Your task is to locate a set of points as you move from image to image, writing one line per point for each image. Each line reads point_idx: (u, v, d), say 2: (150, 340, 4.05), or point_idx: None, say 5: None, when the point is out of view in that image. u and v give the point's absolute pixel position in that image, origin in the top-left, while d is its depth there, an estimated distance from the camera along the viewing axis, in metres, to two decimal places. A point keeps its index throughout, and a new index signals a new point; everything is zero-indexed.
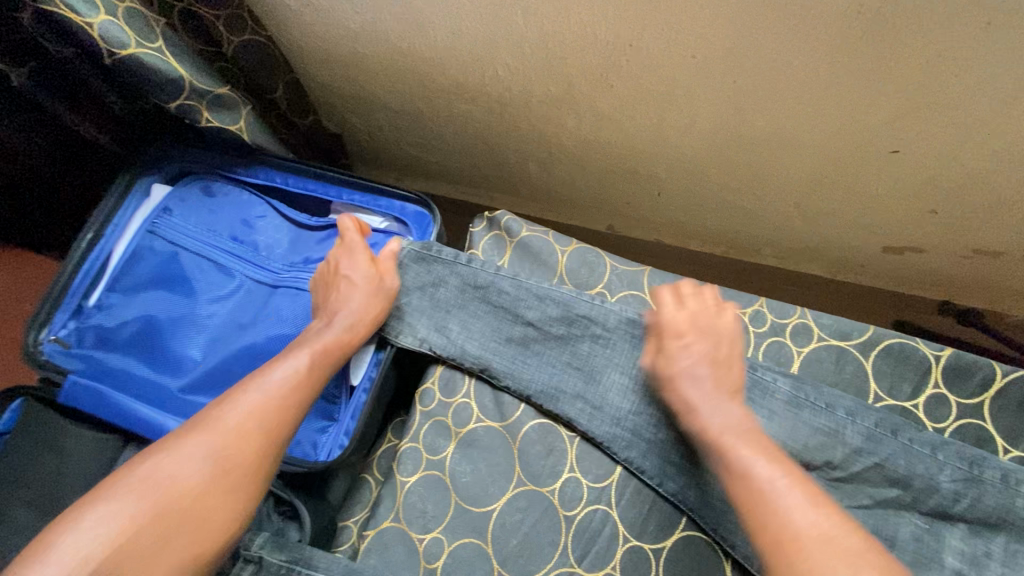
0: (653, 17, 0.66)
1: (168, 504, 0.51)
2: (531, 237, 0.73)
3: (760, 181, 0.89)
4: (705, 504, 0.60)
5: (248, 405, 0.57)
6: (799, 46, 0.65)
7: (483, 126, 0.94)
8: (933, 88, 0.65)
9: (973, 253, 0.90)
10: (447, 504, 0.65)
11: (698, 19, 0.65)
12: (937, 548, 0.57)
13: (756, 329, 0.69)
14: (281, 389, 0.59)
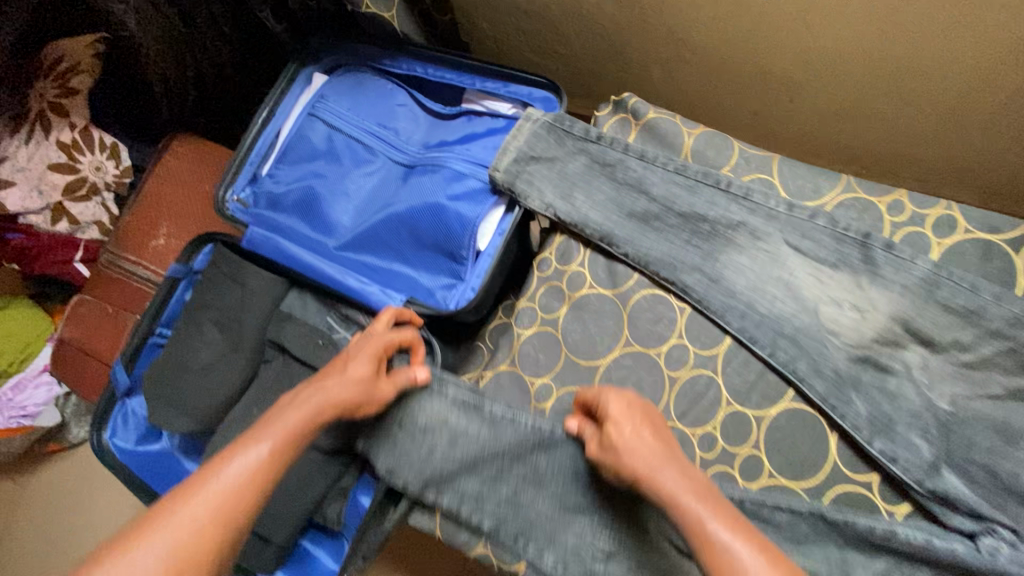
0: None
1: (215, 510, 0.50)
2: (658, 118, 0.75)
3: (909, 79, 0.82)
4: (813, 374, 0.62)
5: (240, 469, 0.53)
6: None
7: (610, 25, 0.95)
8: None
9: None
10: (558, 356, 0.71)
11: None
12: None
13: (893, 217, 0.65)
14: (264, 461, 0.54)
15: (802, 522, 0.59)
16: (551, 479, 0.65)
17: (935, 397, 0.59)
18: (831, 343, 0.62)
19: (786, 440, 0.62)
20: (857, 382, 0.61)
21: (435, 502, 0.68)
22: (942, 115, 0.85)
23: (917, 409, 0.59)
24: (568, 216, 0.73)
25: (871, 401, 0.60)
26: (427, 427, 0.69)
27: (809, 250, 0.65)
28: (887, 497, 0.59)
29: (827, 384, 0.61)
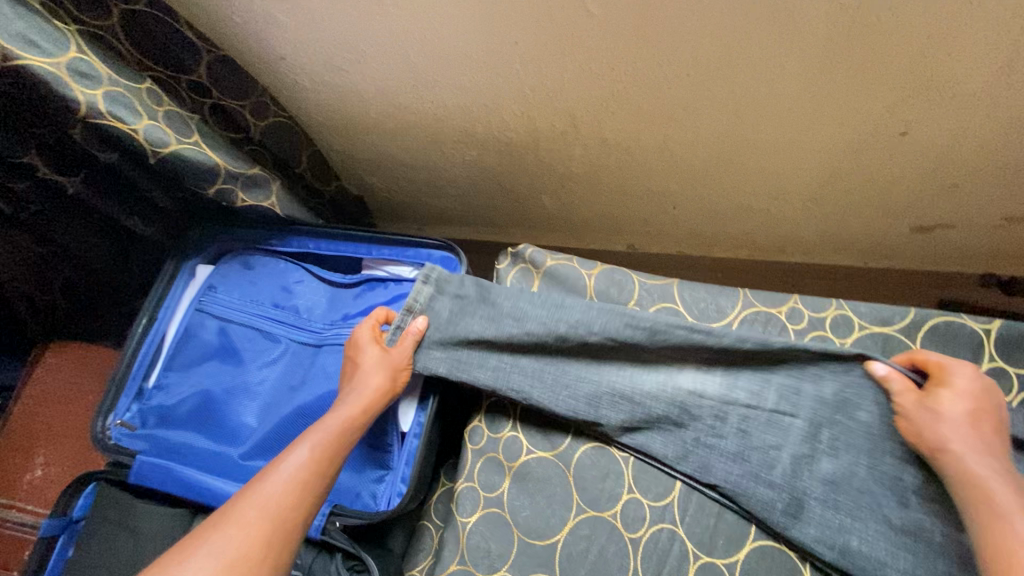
0: (645, 52, 0.69)
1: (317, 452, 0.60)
2: (556, 264, 0.76)
3: (772, 184, 0.90)
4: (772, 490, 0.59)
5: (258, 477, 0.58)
6: (788, 49, 0.66)
7: (495, 169, 0.99)
8: (933, 69, 0.65)
9: (1000, 222, 0.89)
10: (510, 539, 0.65)
11: (684, 47, 0.68)
12: None
13: (794, 326, 0.68)
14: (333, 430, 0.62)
15: (793, 505, 0.59)
16: (627, 387, 0.65)
17: (888, 461, 0.58)
18: (776, 424, 0.61)
19: None
20: (812, 457, 0.60)
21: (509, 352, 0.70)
22: (807, 206, 0.94)
23: (872, 465, 0.58)
24: (492, 348, 0.71)
25: (829, 498, 0.58)
26: (457, 336, 0.71)
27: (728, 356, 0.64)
28: None
29: (786, 469, 0.60)
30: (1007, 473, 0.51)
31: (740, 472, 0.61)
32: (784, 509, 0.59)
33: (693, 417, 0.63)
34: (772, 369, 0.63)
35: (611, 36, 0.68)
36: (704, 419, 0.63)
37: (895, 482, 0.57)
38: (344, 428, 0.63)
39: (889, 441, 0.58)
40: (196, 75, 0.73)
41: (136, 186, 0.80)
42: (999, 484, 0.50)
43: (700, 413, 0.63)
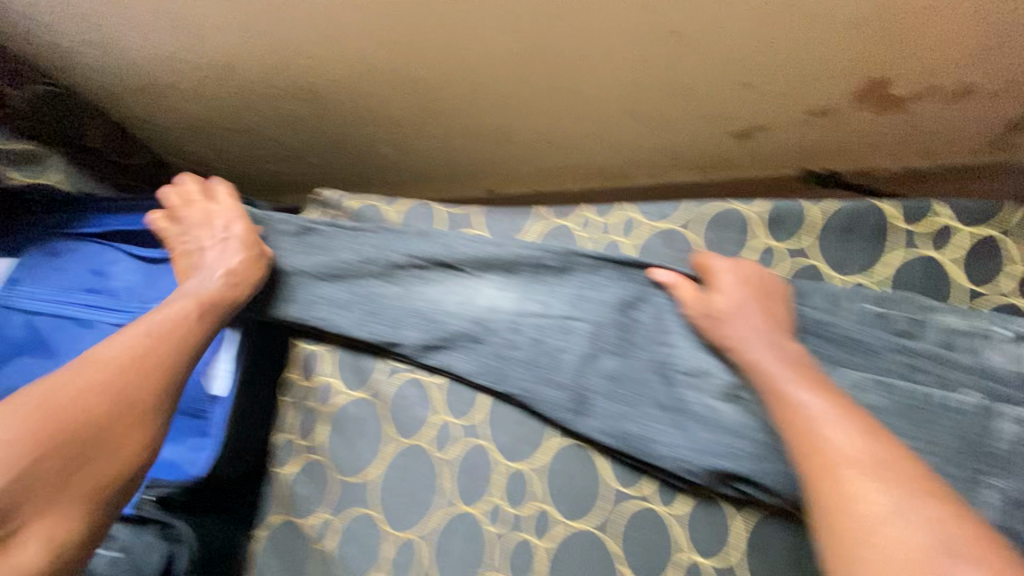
0: None
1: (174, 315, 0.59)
2: (359, 204, 0.74)
3: (584, 102, 0.90)
4: (558, 395, 0.61)
5: (130, 342, 0.56)
6: None
7: (318, 123, 0.96)
8: None
9: (805, 116, 0.93)
10: (328, 482, 0.65)
11: None
12: None
13: (586, 233, 0.70)
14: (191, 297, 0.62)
15: (576, 403, 0.61)
16: (429, 311, 0.66)
17: (660, 346, 0.61)
18: (564, 329, 0.64)
19: (563, 480, 0.60)
20: (596, 355, 0.62)
21: (317, 286, 0.69)
22: (629, 123, 0.95)
23: (647, 355, 0.61)
24: (300, 283, 0.69)
25: (609, 395, 0.60)
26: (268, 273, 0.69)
27: (525, 271, 0.67)
28: (669, 498, 0.58)
29: (572, 369, 0.62)
30: (786, 353, 0.54)
31: (530, 377, 0.63)
32: (568, 408, 0.61)
33: (490, 333, 0.65)
34: (564, 274, 0.66)
35: None
36: (501, 334, 0.65)
37: (666, 359, 0.60)
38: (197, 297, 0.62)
39: (661, 330, 0.62)
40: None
41: None
42: (784, 370, 0.52)
43: (497, 327, 0.65)
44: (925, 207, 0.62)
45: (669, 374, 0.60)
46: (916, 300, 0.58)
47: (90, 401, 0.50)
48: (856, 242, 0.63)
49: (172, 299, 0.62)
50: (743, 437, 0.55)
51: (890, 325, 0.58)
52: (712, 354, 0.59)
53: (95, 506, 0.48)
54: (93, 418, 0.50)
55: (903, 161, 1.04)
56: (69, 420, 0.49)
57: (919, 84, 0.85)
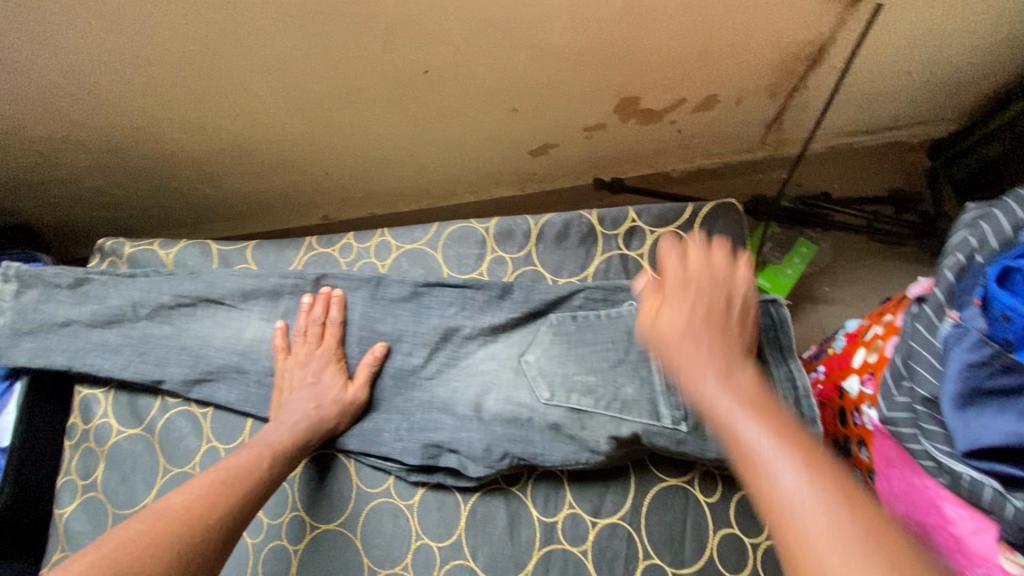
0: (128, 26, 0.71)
1: (289, 434, 0.62)
2: (136, 251, 0.78)
3: (378, 136, 0.98)
4: None
5: (201, 487, 0.53)
6: (253, 12, 0.70)
7: (130, 170, 1.00)
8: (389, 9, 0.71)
9: (584, 132, 1.02)
10: (104, 518, 0.68)
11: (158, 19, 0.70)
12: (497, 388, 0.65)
13: (345, 259, 0.76)
14: (293, 421, 0.63)
15: None
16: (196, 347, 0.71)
17: (399, 356, 0.69)
18: None
19: (318, 486, 0.67)
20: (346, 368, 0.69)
21: (90, 335, 0.73)
22: (428, 150, 1.03)
23: (386, 366, 0.68)
24: (73, 333, 0.73)
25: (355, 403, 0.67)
26: (42, 328, 0.73)
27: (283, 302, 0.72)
28: (407, 492, 0.66)
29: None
30: (771, 419, 0.41)
31: None
32: None
33: (254, 361, 0.70)
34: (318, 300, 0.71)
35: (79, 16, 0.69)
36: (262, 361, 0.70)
37: (401, 366, 0.68)
38: (302, 411, 0.64)
39: (400, 340, 0.69)
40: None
41: None
42: (744, 408, 0.42)
43: (261, 355, 0.71)
44: (622, 214, 0.72)
45: (404, 382, 0.68)
46: (607, 286, 0.66)
47: (217, 511, 0.51)
48: (571, 248, 0.72)
49: (266, 439, 0.61)
50: (456, 424, 0.64)
51: (586, 305, 0.66)
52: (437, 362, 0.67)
53: (225, 510, 0.51)
54: (198, 541, 0.48)
55: (690, 162, 1.16)
56: (152, 554, 0.45)
57: (666, 99, 0.96)
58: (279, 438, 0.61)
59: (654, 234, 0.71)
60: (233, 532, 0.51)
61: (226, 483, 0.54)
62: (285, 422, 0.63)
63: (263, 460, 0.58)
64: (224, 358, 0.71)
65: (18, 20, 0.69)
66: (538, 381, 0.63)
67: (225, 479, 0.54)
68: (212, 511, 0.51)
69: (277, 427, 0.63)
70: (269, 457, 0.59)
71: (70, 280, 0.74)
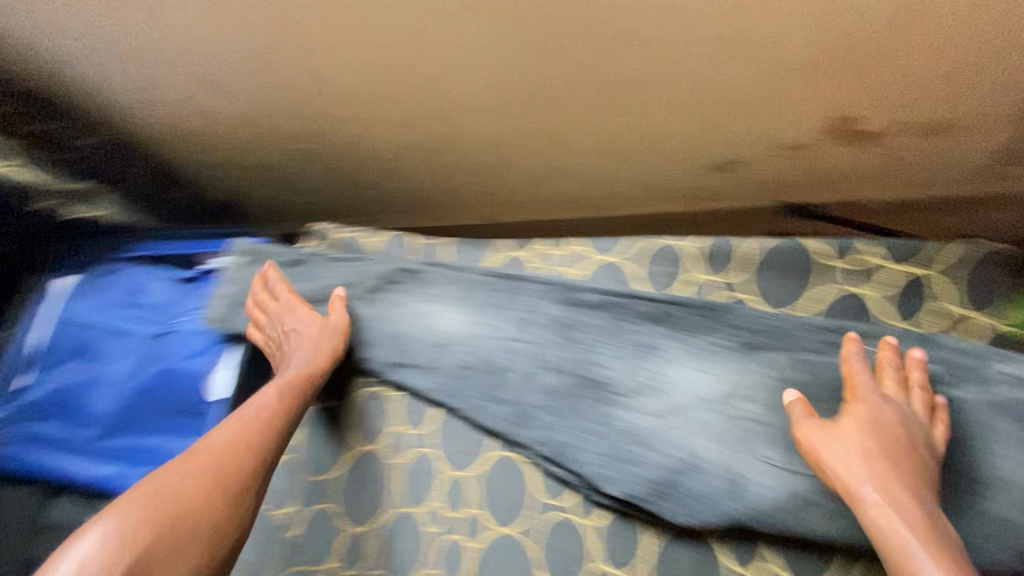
0: (377, 24, 0.78)
1: (291, 383, 0.68)
2: (347, 237, 0.85)
3: (564, 141, 0.98)
4: (485, 411, 0.69)
5: (225, 431, 0.60)
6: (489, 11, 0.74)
7: (332, 163, 1.09)
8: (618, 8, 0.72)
9: (777, 151, 0.96)
10: (298, 481, 0.74)
11: (405, 18, 0.77)
12: (702, 420, 0.62)
13: (535, 265, 0.77)
14: (303, 369, 0.70)
15: (512, 415, 0.68)
16: (397, 335, 0.76)
17: (595, 367, 0.67)
18: (509, 350, 0.71)
19: (498, 488, 0.67)
20: (536, 373, 0.69)
21: (304, 310, 0.80)
22: (606, 159, 1.02)
23: (575, 377, 0.68)
24: (291, 307, 0.81)
25: (544, 411, 0.67)
26: (265, 299, 0.82)
27: (478, 300, 0.75)
28: (586, 510, 0.64)
29: (514, 385, 0.69)
30: (905, 509, 0.48)
31: (480, 395, 0.70)
32: (505, 420, 0.68)
33: (447, 354, 0.73)
34: (510, 300, 0.74)
35: (340, 15, 0.77)
36: (455, 355, 0.73)
37: (595, 376, 0.67)
38: (308, 362, 0.71)
39: (593, 352, 0.68)
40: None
41: None
42: (900, 489, 0.49)
43: (453, 349, 0.74)
44: (848, 246, 0.65)
45: (596, 395, 0.66)
46: (834, 324, 0.61)
47: (235, 455, 0.58)
48: (783, 279, 0.67)
49: (276, 381, 0.68)
50: (660, 452, 0.62)
51: (813, 350, 0.61)
52: (631, 382, 0.65)
53: (251, 451, 0.59)
54: (242, 471, 0.57)
55: (895, 193, 1.03)
56: (174, 507, 0.53)
57: (888, 120, 0.86)
58: (283, 380, 0.68)
59: (886, 271, 0.63)
60: (265, 460, 0.60)
61: (238, 428, 0.61)
62: (293, 363, 0.72)
63: (276, 403, 0.65)
64: (421, 347, 0.75)
65: (291, 17, 0.78)
66: (759, 439, 0.59)
67: (263, 413, 0.63)
68: (234, 457, 0.58)
69: (288, 370, 0.70)
70: (284, 400, 0.66)
71: (293, 259, 0.83)
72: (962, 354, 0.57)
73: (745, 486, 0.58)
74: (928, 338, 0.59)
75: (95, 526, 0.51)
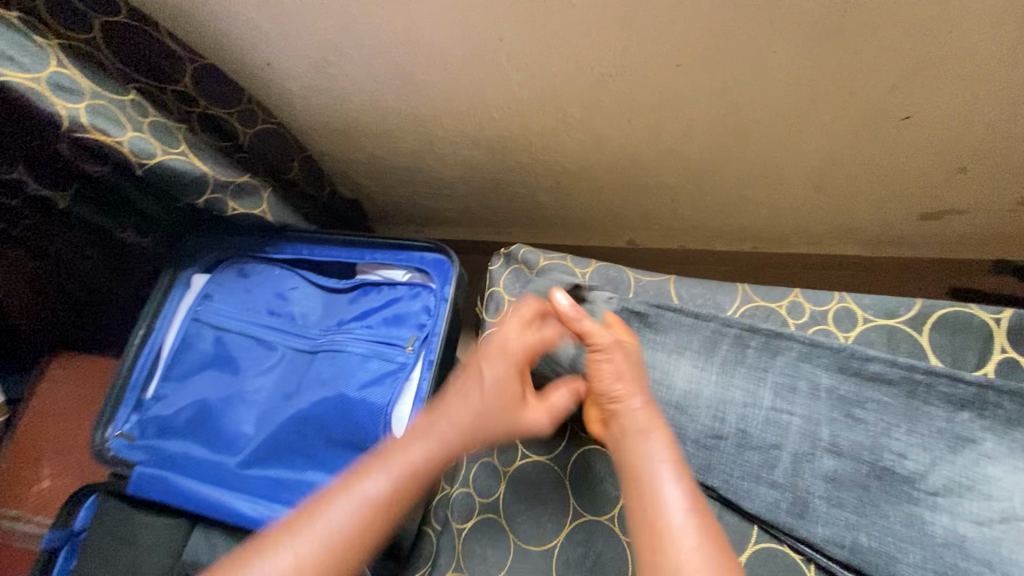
0: (626, 43, 0.66)
1: (510, 365, 0.59)
2: (550, 264, 0.75)
3: (772, 176, 0.87)
4: (751, 493, 0.60)
5: (418, 459, 0.53)
6: (778, 37, 0.62)
7: (490, 172, 0.98)
8: (940, 45, 0.60)
9: (1013, 207, 0.85)
10: (506, 547, 0.64)
11: (665, 39, 0.64)
12: None
13: (795, 320, 0.66)
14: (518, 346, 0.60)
15: (787, 502, 0.59)
16: None
17: (889, 456, 0.57)
18: (774, 423, 0.61)
19: None
20: (812, 454, 0.59)
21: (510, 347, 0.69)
22: (807, 197, 0.91)
23: (863, 464, 0.58)
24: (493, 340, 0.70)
25: (830, 502, 0.58)
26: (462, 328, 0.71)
27: (726, 356, 0.65)
28: None
29: (787, 467, 0.60)
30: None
31: (747, 475, 0.60)
32: (779, 508, 0.59)
33: (693, 418, 0.64)
34: (768, 361, 0.63)
35: (588, 28, 0.64)
36: (704, 419, 0.63)
37: (891, 468, 0.57)
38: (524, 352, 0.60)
39: (887, 437, 0.57)
40: (180, 85, 0.74)
41: (137, 203, 0.84)
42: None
43: (702, 414, 0.63)
44: None
45: (895, 491, 0.56)
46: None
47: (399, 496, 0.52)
48: None
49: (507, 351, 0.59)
50: (1001, 574, 0.51)
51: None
52: (941, 481, 0.55)
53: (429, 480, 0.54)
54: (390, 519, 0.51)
55: None
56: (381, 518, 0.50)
57: None
58: (500, 367, 0.58)
59: None
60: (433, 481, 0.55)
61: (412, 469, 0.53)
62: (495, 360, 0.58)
63: (457, 429, 0.55)
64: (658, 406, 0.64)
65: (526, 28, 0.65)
66: None
67: (418, 471, 0.53)
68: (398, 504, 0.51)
69: (507, 340, 0.60)
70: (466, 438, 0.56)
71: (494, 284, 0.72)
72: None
73: None
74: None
75: (292, 546, 0.47)
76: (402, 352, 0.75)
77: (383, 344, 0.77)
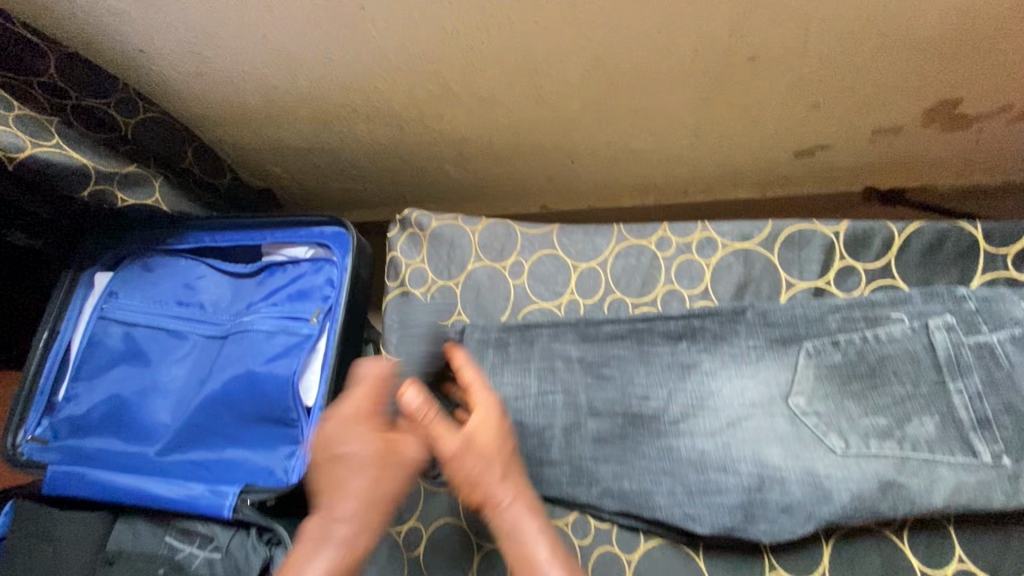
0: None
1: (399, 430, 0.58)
2: (441, 225, 0.77)
3: (654, 124, 0.92)
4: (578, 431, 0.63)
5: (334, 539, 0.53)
6: None
7: (392, 145, 1.00)
8: None
9: (871, 135, 0.93)
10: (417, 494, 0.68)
11: None
12: (828, 423, 0.58)
13: (663, 254, 0.71)
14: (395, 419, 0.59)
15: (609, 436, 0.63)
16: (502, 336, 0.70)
17: (692, 379, 0.63)
18: (591, 369, 0.66)
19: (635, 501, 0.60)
20: (618, 393, 0.64)
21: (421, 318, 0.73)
22: (690, 143, 0.97)
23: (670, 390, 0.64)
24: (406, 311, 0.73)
25: (639, 432, 0.62)
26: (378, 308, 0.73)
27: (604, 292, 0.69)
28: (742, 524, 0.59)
29: (599, 407, 0.64)
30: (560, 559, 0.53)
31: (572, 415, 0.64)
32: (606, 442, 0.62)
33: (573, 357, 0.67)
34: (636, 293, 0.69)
35: None
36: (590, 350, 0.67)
37: (697, 392, 0.63)
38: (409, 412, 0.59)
39: (675, 369, 0.64)
40: (46, 76, 0.75)
41: (22, 201, 0.82)
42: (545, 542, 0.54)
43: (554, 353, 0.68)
44: (1015, 230, 0.62)
45: (689, 414, 0.62)
46: (863, 302, 0.61)
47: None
48: (940, 265, 0.64)
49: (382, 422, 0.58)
50: (793, 467, 0.57)
51: (843, 326, 0.60)
52: (732, 393, 0.62)
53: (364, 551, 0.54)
54: None
55: (973, 177, 1.03)
56: None
57: (992, 103, 0.85)
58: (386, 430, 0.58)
59: None
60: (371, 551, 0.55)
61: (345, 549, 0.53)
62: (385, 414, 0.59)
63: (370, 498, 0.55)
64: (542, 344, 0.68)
65: None
66: (891, 432, 0.56)
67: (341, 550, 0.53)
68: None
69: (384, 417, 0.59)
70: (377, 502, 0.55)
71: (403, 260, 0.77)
72: (982, 301, 0.58)
73: (902, 487, 0.54)
74: (939, 291, 0.59)
75: None
76: (307, 324, 0.77)
77: (289, 319, 0.78)
